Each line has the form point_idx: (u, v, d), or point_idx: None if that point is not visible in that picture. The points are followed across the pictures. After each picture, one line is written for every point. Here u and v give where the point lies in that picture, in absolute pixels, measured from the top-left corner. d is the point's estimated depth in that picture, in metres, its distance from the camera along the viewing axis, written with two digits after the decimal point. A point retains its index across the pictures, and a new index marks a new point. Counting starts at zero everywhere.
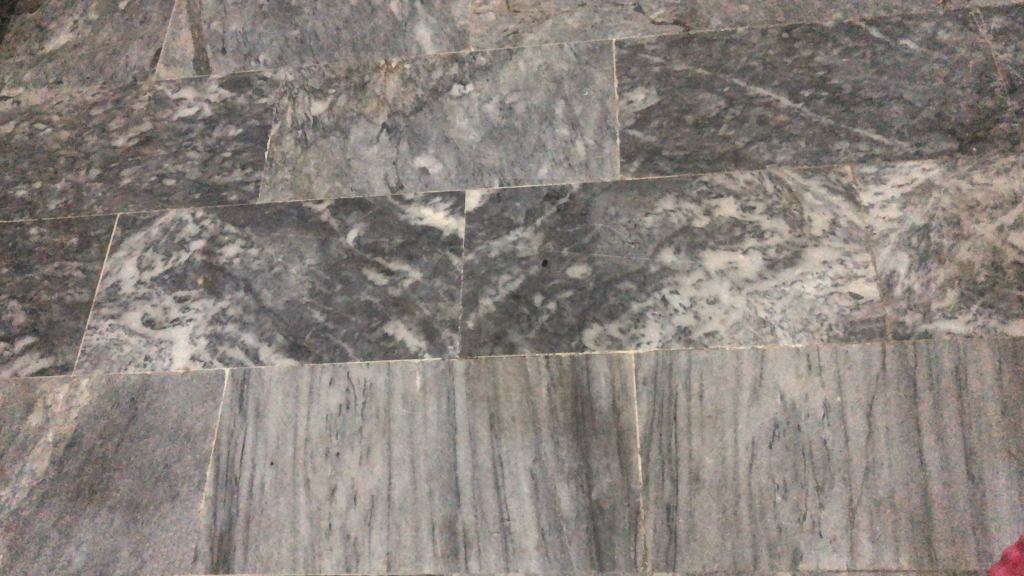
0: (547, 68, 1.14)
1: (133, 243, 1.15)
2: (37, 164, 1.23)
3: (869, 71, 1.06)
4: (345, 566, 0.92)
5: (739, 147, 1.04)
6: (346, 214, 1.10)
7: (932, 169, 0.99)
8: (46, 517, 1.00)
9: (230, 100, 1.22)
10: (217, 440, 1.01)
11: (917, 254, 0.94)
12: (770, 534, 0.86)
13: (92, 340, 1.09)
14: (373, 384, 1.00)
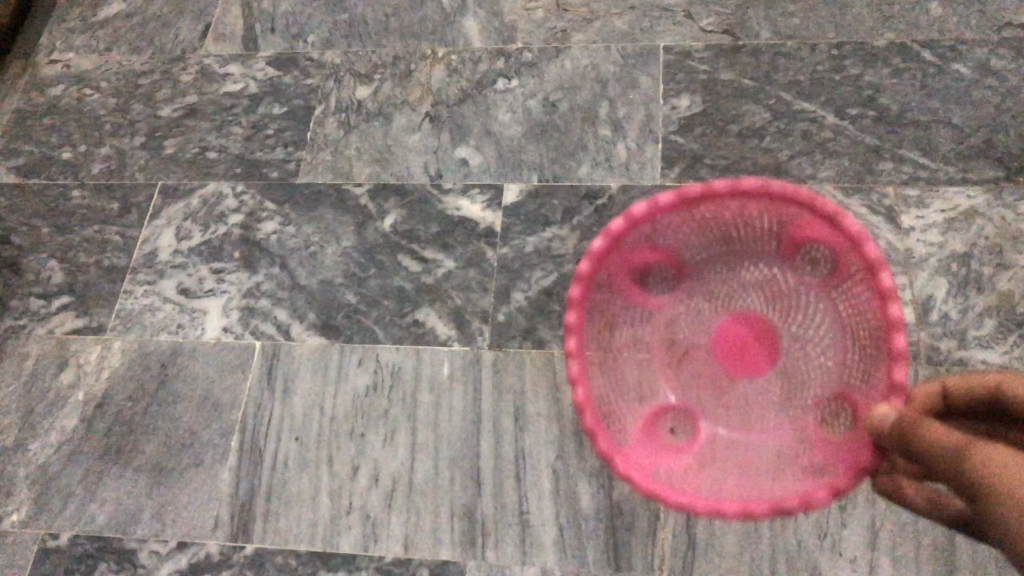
0: (594, 68, 1.13)
1: (172, 211, 1.16)
2: (83, 128, 1.25)
3: (919, 93, 1.05)
4: (364, 546, 0.95)
5: (781, 160, 1.03)
6: (384, 199, 1.11)
7: (977, 196, 0.98)
8: (75, 473, 1.03)
9: (276, 78, 1.23)
10: (244, 411, 1.03)
11: (956, 280, 0.94)
12: (789, 548, 0.87)
13: (127, 304, 1.11)
14: (401, 368, 1.01)
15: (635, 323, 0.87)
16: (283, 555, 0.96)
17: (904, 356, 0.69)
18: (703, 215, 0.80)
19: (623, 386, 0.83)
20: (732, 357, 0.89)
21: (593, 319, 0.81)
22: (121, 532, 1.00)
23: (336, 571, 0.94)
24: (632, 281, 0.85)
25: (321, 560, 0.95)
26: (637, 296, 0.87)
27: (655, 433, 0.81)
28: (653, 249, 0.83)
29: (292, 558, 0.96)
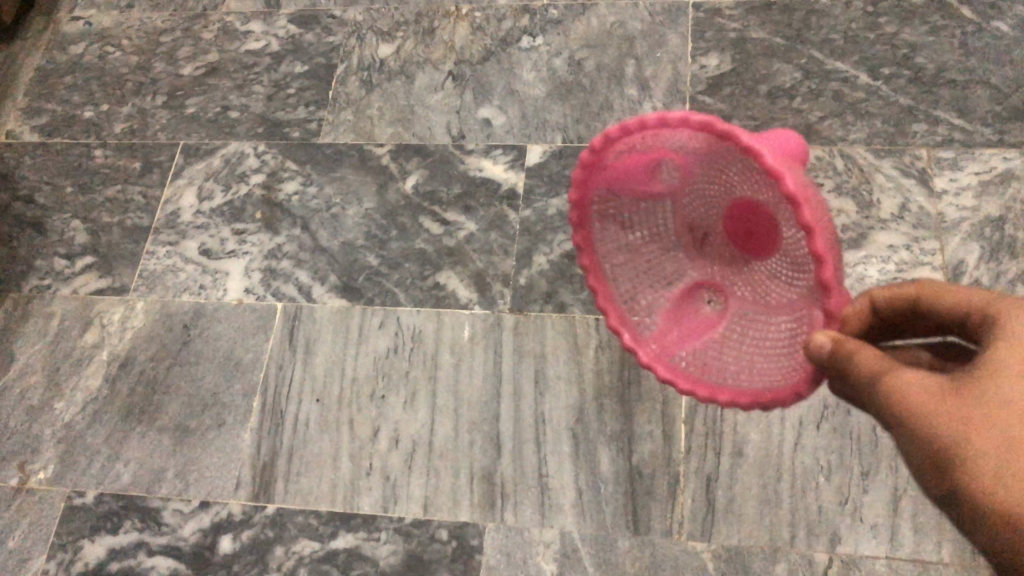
0: (620, 25, 1.11)
1: (194, 172, 1.16)
2: (105, 86, 1.25)
3: (957, 52, 1.02)
4: (383, 506, 0.95)
5: (812, 121, 1.01)
6: (406, 160, 1.10)
7: (1013, 160, 0.95)
8: (99, 432, 1.04)
9: (298, 37, 1.21)
10: (265, 372, 1.03)
11: (989, 245, 0.92)
12: (809, 515, 0.86)
13: (149, 265, 1.11)
14: (422, 331, 1.01)
15: (648, 214, 0.64)
16: (304, 515, 0.96)
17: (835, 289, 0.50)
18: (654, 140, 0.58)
19: (649, 270, 0.66)
20: (752, 240, 0.58)
21: (603, 228, 0.66)
22: (145, 491, 1.01)
23: (355, 531, 0.95)
24: (621, 178, 0.62)
25: (340, 520, 0.95)
26: (639, 184, 0.63)
27: (684, 312, 0.65)
28: (634, 154, 0.59)
29: (312, 518, 0.96)
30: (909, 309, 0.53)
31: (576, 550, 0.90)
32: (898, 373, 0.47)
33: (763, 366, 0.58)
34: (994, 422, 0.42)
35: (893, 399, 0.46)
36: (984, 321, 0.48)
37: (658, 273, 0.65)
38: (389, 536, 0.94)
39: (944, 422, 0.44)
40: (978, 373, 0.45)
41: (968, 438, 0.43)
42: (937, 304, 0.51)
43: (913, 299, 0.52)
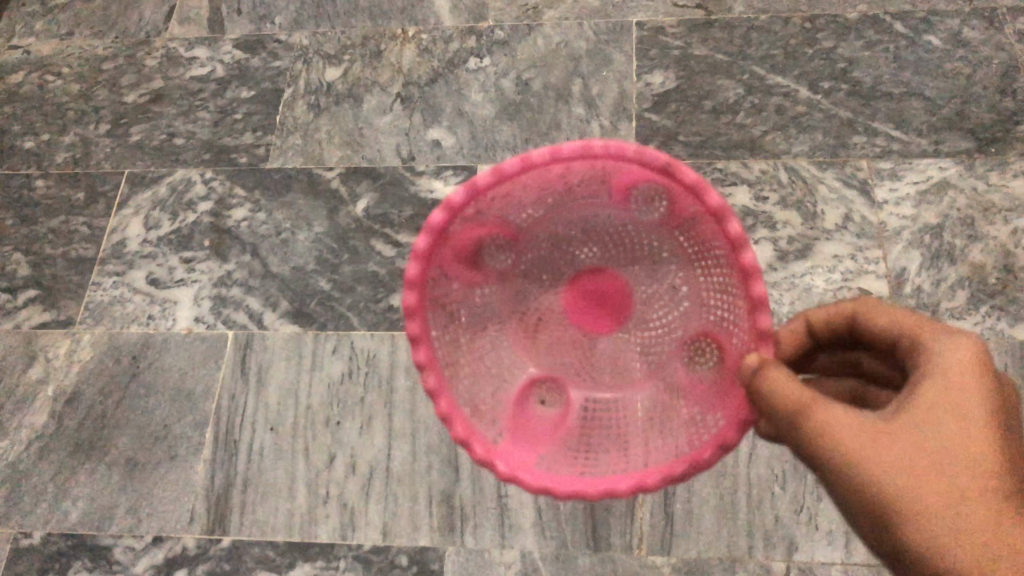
0: (566, 44, 1.12)
1: (141, 200, 1.14)
2: (46, 115, 1.22)
3: (892, 66, 1.05)
4: (342, 534, 0.94)
5: (756, 135, 1.03)
6: (356, 182, 1.09)
7: (949, 168, 0.98)
8: (46, 471, 1.01)
9: (244, 62, 1.20)
10: (218, 402, 1.01)
11: (929, 252, 0.94)
12: (766, 524, 0.87)
13: (95, 297, 1.09)
14: (376, 354, 1.00)
15: (472, 308, 0.77)
16: (261, 547, 0.95)
17: (759, 272, 0.59)
18: (517, 186, 0.66)
19: (489, 369, 0.76)
20: (591, 310, 0.82)
21: (440, 317, 0.72)
22: (95, 529, 0.98)
23: (314, 560, 0.93)
24: (457, 258, 0.72)
25: (298, 551, 0.94)
26: (464, 272, 0.74)
27: (528, 409, 0.76)
28: (479, 222, 0.70)
29: (269, 549, 0.94)
30: (846, 322, 0.59)
31: (537, 569, 0.90)
32: (839, 415, 0.50)
33: (640, 440, 0.71)
34: (938, 477, 0.46)
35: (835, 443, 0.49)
36: (914, 344, 0.52)
37: (495, 367, 0.78)
38: (349, 565, 0.93)
39: (890, 474, 0.47)
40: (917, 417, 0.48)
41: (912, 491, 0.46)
42: (873, 320, 0.56)
43: (851, 315, 0.58)
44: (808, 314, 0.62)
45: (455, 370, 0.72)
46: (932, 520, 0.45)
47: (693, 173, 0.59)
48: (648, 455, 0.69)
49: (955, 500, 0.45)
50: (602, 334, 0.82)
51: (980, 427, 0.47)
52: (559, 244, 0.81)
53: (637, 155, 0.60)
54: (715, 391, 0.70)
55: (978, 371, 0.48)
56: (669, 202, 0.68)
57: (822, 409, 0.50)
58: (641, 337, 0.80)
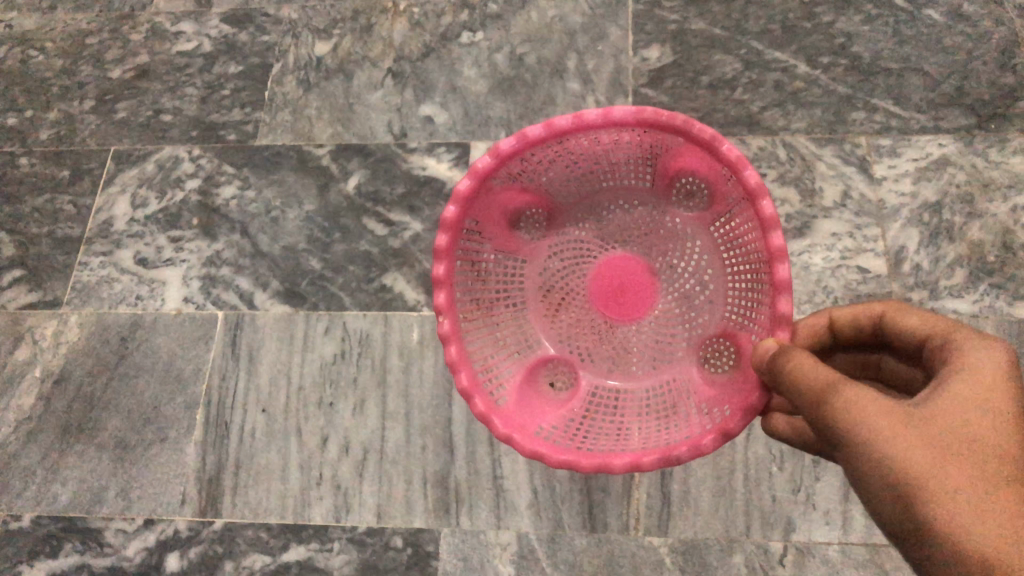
0: (561, 19, 1.10)
1: (127, 178, 1.12)
2: (29, 91, 1.20)
3: (891, 41, 1.03)
4: (335, 516, 0.93)
5: (753, 112, 1.01)
6: (347, 159, 1.07)
7: (948, 145, 0.97)
8: (34, 453, 1.00)
9: (231, 36, 1.18)
10: (208, 384, 0.99)
11: (928, 230, 0.94)
12: (764, 505, 0.86)
13: (82, 277, 1.07)
14: (369, 335, 0.98)
15: (482, 271, 0.83)
16: (253, 529, 0.94)
17: (785, 253, 0.66)
18: (558, 148, 0.77)
19: (501, 339, 0.83)
20: (610, 299, 0.86)
21: (462, 267, 0.79)
22: (85, 511, 0.97)
23: (308, 542, 0.93)
24: (487, 214, 0.80)
25: (292, 532, 0.93)
26: (504, 239, 0.85)
27: (534, 385, 0.82)
28: (521, 187, 0.81)
29: (262, 531, 0.94)
30: (872, 322, 0.64)
31: (533, 551, 0.89)
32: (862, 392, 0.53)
33: (642, 432, 0.76)
34: (958, 456, 0.49)
35: (858, 415, 0.52)
36: (942, 344, 0.56)
37: (500, 341, 0.82)
38: (342, 546, 0.92)
39: (909, 447, 0.50)
40: (944, 403, 0.51)
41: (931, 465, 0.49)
42: (901, 319, 0.60)
43: (879, 315, 0.62)
44: (834, 312, 0.67)
45: (468, 325, 0.79)
46: (952, 492, 0.48)
47: (726, 144, 0.69)
48: (639, 443, 0.73)
49: (973, 478, 0.48)
50: (623, 323, 0.85)
51: (1004, 421, 0.50)
52: (602, 233, 0.87)
53: (657, 118, 0.71)
54: (720, 392, 0.75)
55: (1006, 372, 0.52)
56: (708, 192, 0.80)
57: (848, 386, 0.53)
58: (658, 333, 0.84)
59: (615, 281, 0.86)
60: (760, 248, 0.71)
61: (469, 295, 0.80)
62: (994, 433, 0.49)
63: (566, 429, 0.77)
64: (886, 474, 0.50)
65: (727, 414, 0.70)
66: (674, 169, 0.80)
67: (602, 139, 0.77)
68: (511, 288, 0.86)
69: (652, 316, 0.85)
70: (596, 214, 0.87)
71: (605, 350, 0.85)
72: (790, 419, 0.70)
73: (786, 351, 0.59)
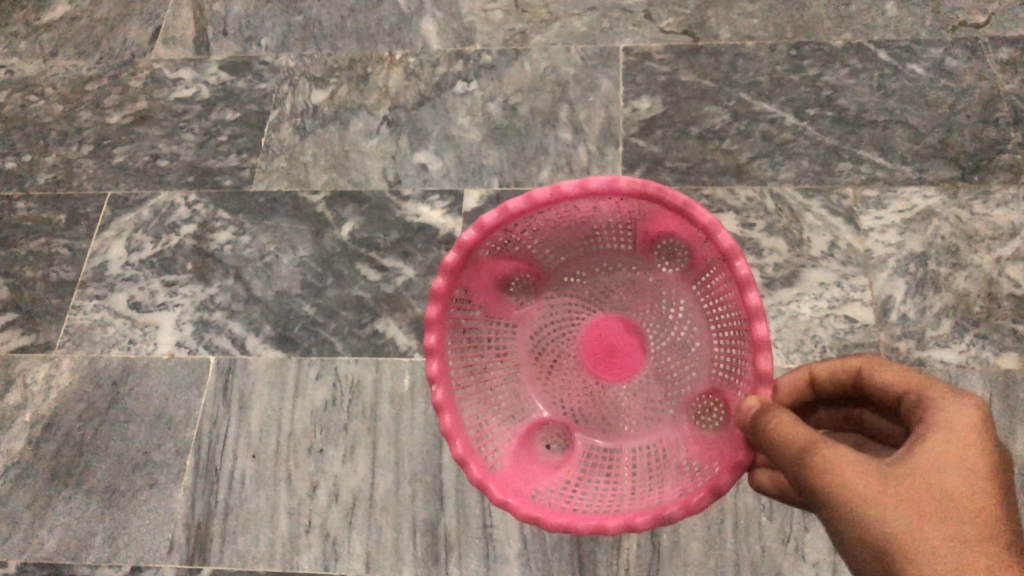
0: (553, 70, 1.12)
1: (123, 223, 1.13)
2: (28, 136, 1.21)
3: (876, 93, 1.05)
4: (323, 564, 0.92)
5: (742, 162, 1.03)
6: (341, 206, 1.08)
7: (933, 196, 0.99)
8: (22, 498, 0.99)
9: (229, 84, 1.20)
10: (199, 429, 0.99)
11: (914, 280, 0.94)
12: (754, 555, 0.86)
13: (75, 320, 1.07)
14: (360, 381, 0.98)
15: (473, 338, 0.83)
16: None
17: (762, 312, 0.67)
18: (541, 216, 0.78)
19: (494, 403, 0.83)
20: (600, 359, 0.87)
21: (454, 334, 0.80)
22: (71, 558, 0.96)
23: None
24: (476, 282, 0.81)
25: None
26: (494, 305, 0.85)
27: (528, 447, 0.82)
28: (507, 255, 0.82)
29: None
30: (850, 376, 0.63)
31: None
32: (840, 454, 0.53)
33: (635, 491, 0.76)
34: (936, 516, 0.49)
35: (836, 477, 0.52)
36: (917, 400, 0.56)
37: (493, 405, 0.83)
38: None
39: (886, 506, 0.50)
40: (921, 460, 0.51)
41: (911, 527, 0.49)
42: (878, 376, 0.60)
43: (857, 370, 0.62)
44: (814, 367, 0.66)
45: (461, 391, 0.79)
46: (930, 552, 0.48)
47: (699, 208, 0.70)
48: (632, 503, 0.73)
49: (953, 540, 0.48)
50: (614, 384, 0.86)
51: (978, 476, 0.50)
52: (590, 295, 0.88)
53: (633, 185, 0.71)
54: (709, 448, 0.75)
55: (979, 429, 0.52)
56: (689, 254, 0.80)
57: (825, 446, 0.53)
58: (650, 392, 0.84)
59: (606, 341, 0.87)
60: (740, 307, 0.72)
61: (461, 363, 0.81)
62: (969, 490, 0.50)
63: (560, 489, 0.77)
64: (868, 537, 0.50)
65: (715, 471, 0.69)
66: (656, 233, 0.80)
67: (583, 206, 0.78)
68: (503, 352, 0.87)
69: (643, 375, 0.85)
70: (584, 275, 0.88)
71: (597, 412, 0.85)
72: (774, 476, 0.70)
73: (766, 411, 0.59)
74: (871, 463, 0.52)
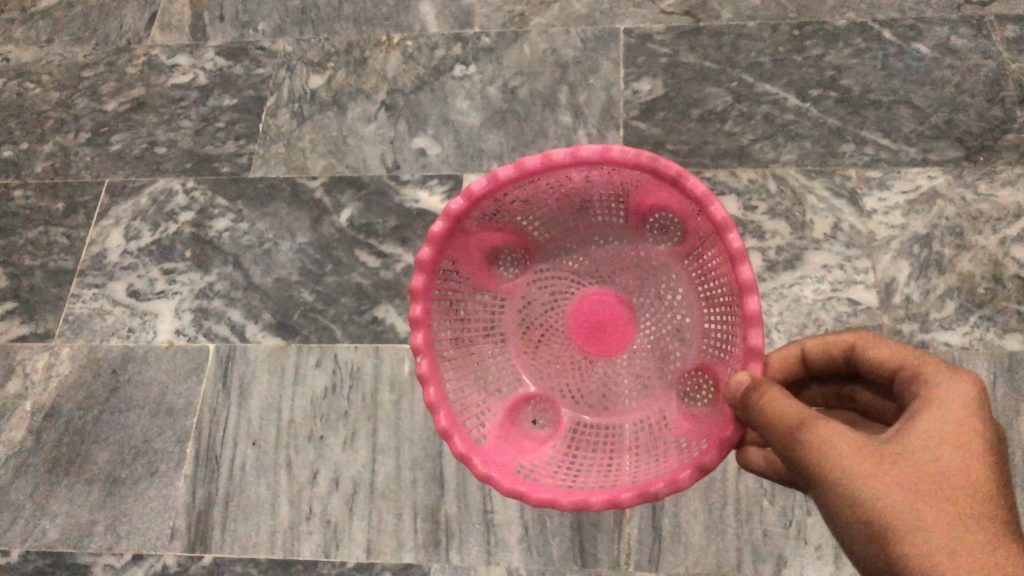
0: (552, 52, 1.11)
1: (121, 211, 1.12)
2: (25, 125, 1.20)
3: (880, 73, 1.04)
4: (324, 551, 0.91)
5: (744, 144, 1.02)
6: (340, 192, 1.08)
7: (937, 177, 0.98)
8: (23, 487, 0.99)
9: (227, 69, 1.19)
10: (199, 416, 0.98)
11: (918, 262, 0.94)
12: (756, 539, 0.85)
13: (74, 309, 1.07)
14: (360, 367, 0.98)
15: (462, 311, 0.82)
16: (242, 564, 0.92)
17: (754, 286, 0.65)
18: (530, 187, 0.77)
19: (482, 378, 0.83)
20: (588, 335, 0.86)
21: (441, 307, 0.79)
22: (73, 547, 0.95)
23: None
24: (463, 254, 0.80)
25: (281, 568, 0.92)
26: (482, 278, 0.85)
27: (516, 423, 0.81)
28: (496, 228, 0.81)
29: (251, 566, 0.92)
30: (843, 353, 0.63)
31: None
32: (833, 430, 0.52)
33: (621, 468, 0.75)
34: (931, 494, 0.48)
35: (827, 449, 0.51)
36: (912, 378, 0.56)
37: (479, 379, 0.82)
38: None
39: (879, 485, 0.49)
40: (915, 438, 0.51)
41: (905, 504, 0.48)
42: (872, 353, 0.60)
43: (850, 346, 0.62)
44: (804, 344, 0.66)
45: (447, 363, 0.79)
46: (923, 532, 0.47)
47: (692, 179, 0.69)
48: (616, 479, 0.72)
49: (945, 518, 0.47)
50: (602, 359, 0.85)
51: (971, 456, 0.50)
52: (580, 269, 0.87)
53: (625, 155, 0.70)
54: (698, 425, 0.74)
55: (974, 409, 0.51)
56: (681, 228, 0.80)
57: (818, 422, 0.53)
58: (639, 367, 0.84)
59: (596, 317, 0.86)
60: (732, 281, 0.71)
61: (448, 337, 0.80)
62: (962, 469, 0.49)
63: (548, 464, 0.76)
64: (859, 512, 0.50)
65: (703, 448, 0.69)
66: (647, 206, 0.79)
67: (573, 178, 0.77)
68: (490, 325, 0.86)
69: (632, 350, 0.85)
70: (574, 248, 0.87)
71: (586, 387, 0.85)
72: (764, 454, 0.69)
73: (759, 387, 0.58)
74: (865, 440, 0.52)
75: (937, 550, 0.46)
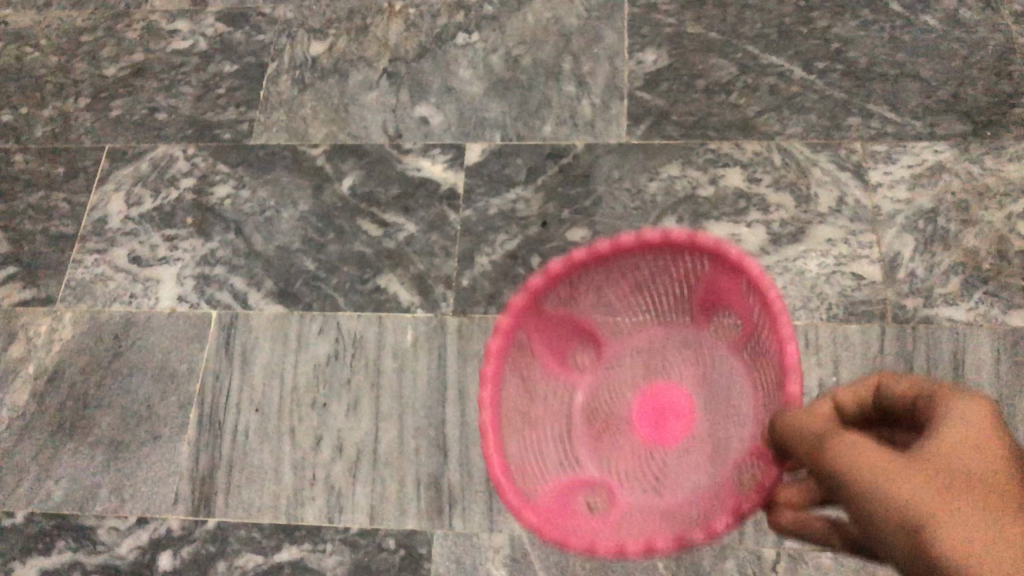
0: (557, 20, 1.10)
1: (122, 176, 1.11)
2: (23, 89, 1.19)
3: (888, 45, 1.03)
4: (328, 517, 0.93)
5: (749, 116, 1.01)
6: (342, 160, 1.07)
7: (943, 151, 0.97)
8: (27, 450, 1.00)
9: (227, 35, 1.18)
10: (202, 383, 0.99)
11: (922, 237, 0.94)
12: (756, 510, 0.87)
13: (76, 274, 1.07)
14: (363, 336, 0.98)
15: (533, 392, 0.82)
16: (246, 529, 0.93)
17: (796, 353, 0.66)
18: (604, 272, 0.79)
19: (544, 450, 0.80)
20: (651, 426, 0.84)
21: (515, 383, 0.79)
22: (78, 510, 0.96)
23: (300, 543, 0.92)
24: (541, 335, 0.81)
25: (284, 533, 0.93)
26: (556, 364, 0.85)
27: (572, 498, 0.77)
28: (570, 317, 0.83)
29: (254, 531, 0.93)
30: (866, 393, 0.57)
31: (525, 553, 0.89)
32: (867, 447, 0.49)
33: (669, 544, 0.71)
34: (961, 491, 0.43)
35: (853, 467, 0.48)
36: (927, 400, 0.50)
37: (542, 453, 0.80)
38: (335, 547, 0.92)
39: (904, 491, 0.44)
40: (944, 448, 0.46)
41: (936, 504, 0.43)
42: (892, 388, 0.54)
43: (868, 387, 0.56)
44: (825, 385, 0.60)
45: (513, 431, 0.77)
46: (959, 525, 0.41)
47: (729, 248, 0.71)
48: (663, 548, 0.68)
49: (983, 511, 0.41)
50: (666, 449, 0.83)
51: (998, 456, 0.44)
52: (648, 365, 0.87)
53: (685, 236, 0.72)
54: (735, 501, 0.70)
55: (992, 418, 0.47)
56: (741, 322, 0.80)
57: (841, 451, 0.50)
58: (697, 456, 0.81)
59: (657, 408, 0.85)
60: (778, 355, 0.72)
61: (518, 409, 0.79)
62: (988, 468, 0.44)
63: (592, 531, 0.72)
64: (894, 522, 0.44)
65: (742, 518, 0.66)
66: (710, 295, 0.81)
67: (639, 268, 0.79)
68: (558, 414, 0.84)
69: (691, 439, 0.82)
70: (645, 347, 0.87)
71: (646, 472, 0.82)
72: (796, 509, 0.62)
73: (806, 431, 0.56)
74: (889, 454, 0.47)
75: (976, 536, 0.40)
